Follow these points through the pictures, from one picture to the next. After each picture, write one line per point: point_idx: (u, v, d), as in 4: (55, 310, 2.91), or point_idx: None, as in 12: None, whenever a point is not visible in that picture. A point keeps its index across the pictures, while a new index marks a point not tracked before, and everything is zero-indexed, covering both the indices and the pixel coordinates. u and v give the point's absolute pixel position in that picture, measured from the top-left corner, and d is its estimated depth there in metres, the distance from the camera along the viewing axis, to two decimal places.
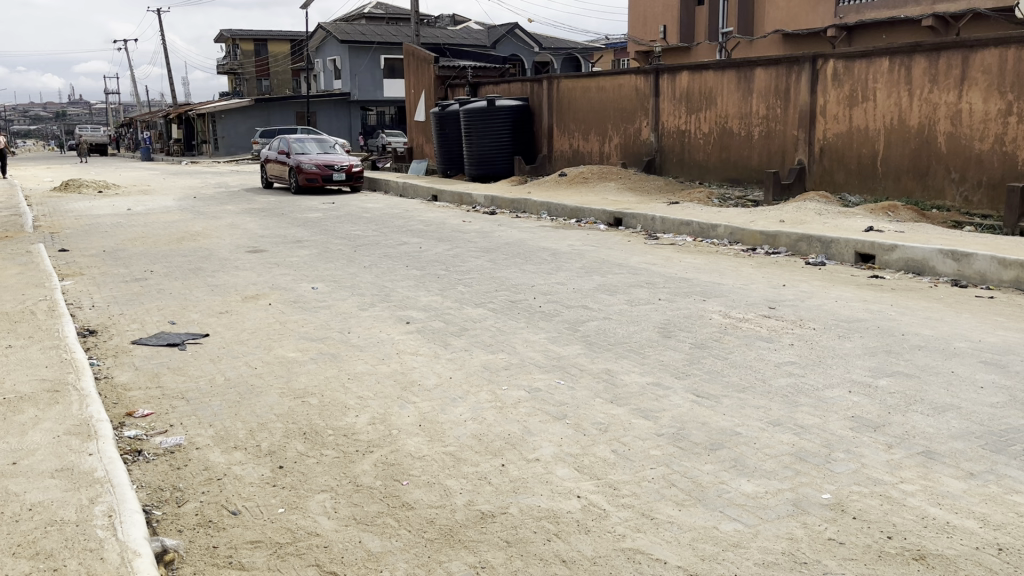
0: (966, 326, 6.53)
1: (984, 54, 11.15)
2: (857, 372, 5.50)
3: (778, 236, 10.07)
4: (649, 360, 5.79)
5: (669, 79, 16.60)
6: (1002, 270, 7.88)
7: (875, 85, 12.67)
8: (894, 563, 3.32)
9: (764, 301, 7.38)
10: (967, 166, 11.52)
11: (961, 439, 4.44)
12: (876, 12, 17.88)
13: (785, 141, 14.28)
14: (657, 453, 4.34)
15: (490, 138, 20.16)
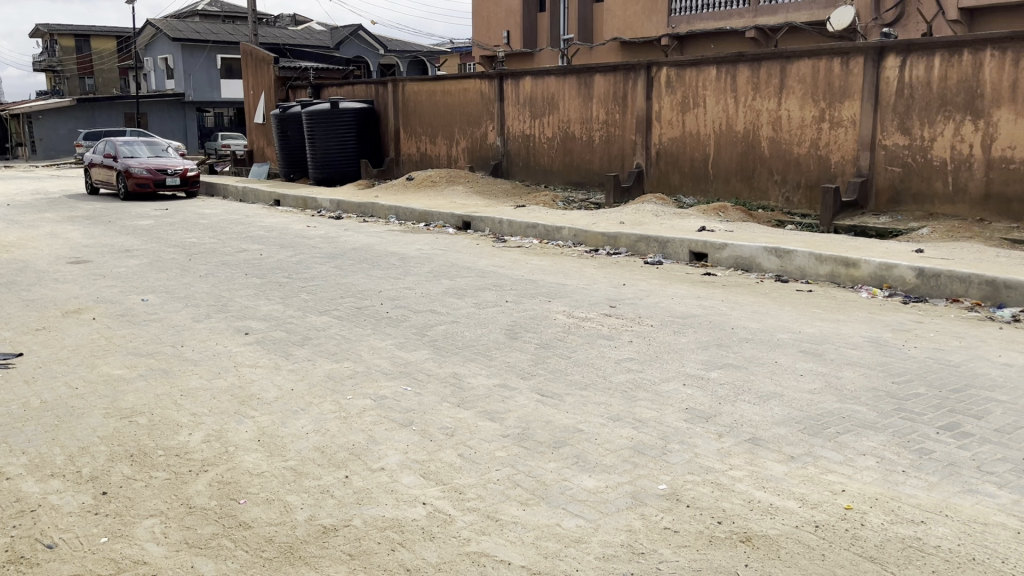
0: (788, 318, 7.00)
1: (799, 64, 11.99)
2: (691, 366, 5.77)
3: (619, 237, 10.43)
4: (496, 361, 5.85)
5: (513, 83, 16.87)
6: (819, 265, 8.51)
7: (705, 92, 13.35)
8: (723, 546, 3.50)
9: (606, 300, 7.61)
10: (788, 169, 12.36)
11: (783, 425, 4.74)
12: (704, 22, 18.75)
13: (623, 145, 14.82)
14: (502, 454, 4.37)
15: (335, 140, 19.76)
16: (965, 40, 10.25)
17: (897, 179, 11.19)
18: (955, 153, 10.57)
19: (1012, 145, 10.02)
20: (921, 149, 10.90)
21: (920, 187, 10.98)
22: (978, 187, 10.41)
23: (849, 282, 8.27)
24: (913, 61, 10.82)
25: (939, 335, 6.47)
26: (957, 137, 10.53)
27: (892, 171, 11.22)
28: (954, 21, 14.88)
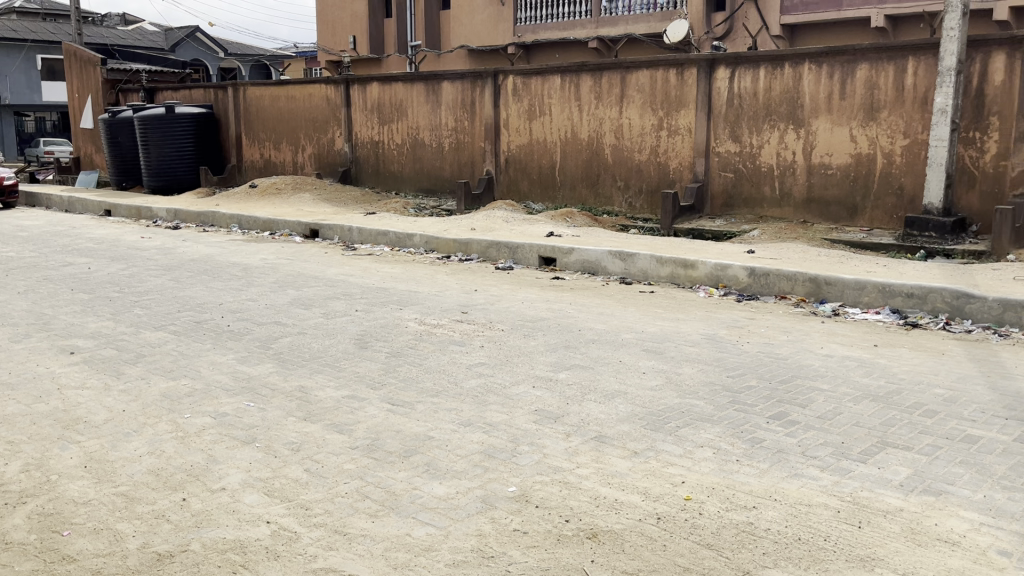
0: (632, 318, 7.26)
1: (638, 75, 12.49)
2: (540, 368, 5.87)
3: (470, 243, 10.49)
4: (345, 372, 5.73)
5: (360, 89, 16.65)
6: (660, 267, 8.88)
7: (550, 100, 13.66)
8: (570, 544, 3.57)
9: (457, 306, 7.62)
10: (630, 175, 12.84)
11: (627, 422, 4.90)
12: (548, 32, 19.14)
13: (473, 152, 14.93)
14: (350, 467, 4.28)
15: (171, 146, 18.82)
16: (787, 54, 11.00)
17: (730, 183, 11.87)
18: (780, 160, 11.32)
19: (829, 152, 10.85)
20: (751, 156, 11.61)
21: (750, 192, 11.69)
22: (801, 191, 11.19)
23: (688, 282, 8.68)
24: (741, 73, 11.51)
25: (769, 330, 6.89)
26: (781, 145, 11.28)
27: (725, 176, 11.89)
28: (776, 37, 15.97)
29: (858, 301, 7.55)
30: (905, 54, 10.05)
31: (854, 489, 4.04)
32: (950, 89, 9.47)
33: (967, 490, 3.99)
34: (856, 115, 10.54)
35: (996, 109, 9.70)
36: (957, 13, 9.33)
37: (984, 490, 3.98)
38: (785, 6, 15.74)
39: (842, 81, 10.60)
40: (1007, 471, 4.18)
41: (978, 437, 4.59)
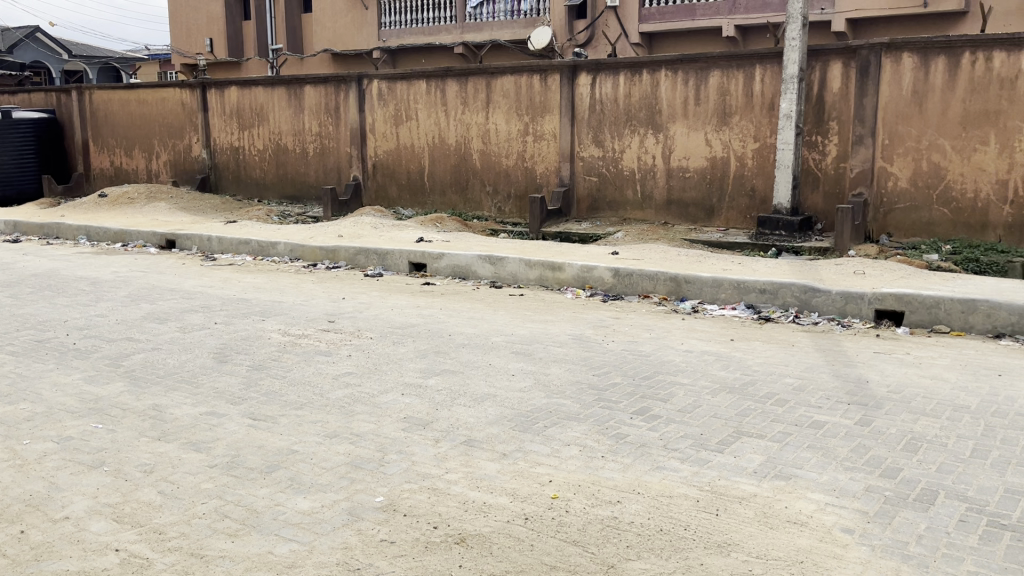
0: (502, 321, 7.31)
1: (503, 80, 12.61)
2: (409, 374, 5.81)
3: (337, 251, 10.29)
4: (203, 388, 5.48)
5: (218, 93, 16.06)
6: (529, 270, 8.98)
7: (416, 105, 13.60)
8: (438, 550, 3.54)
9: (324, 315, 7.45)
10: (498, 180, 12.96)
11: (496, 424, 4.91)
12: (414, 37, 19.07)
13: (338, 158, 14.68)
14: (208, 486, 4.10)
15: (10, 155, 17.58)
16: (645, 61, 11.38)
17: (594, 187, 12.17)
18: (641, 163, 11.69)
19: (686, 156, 11.30)
20: (613, 160, 11.94)
21: (614, 195, 12.02)
22: (661, 194, 11.60)
23: (556, 285, 8.83)
24: (602, 79, 11.82)
25: (633, 328, 7.09)
26: (642, 149, 11.65)
27: (590, 180, 12.18)
28: (636, 44, 16.53)
29: (716, 298, 7.89)
30: (753, 62, 10.59)
31: (712, 479, 4.20)
32: (794, 96, 10.04)
33: (814, 473, 4.22)
34: (710, 120, 11.02)
35: (835, 115, 10.38)
36: (798, 24, 9.90)
37: (829, 471, 4.23)
38: (643, 15, 16.28)
39: (696, 87, 11.06)
40: (849, 453, 4.45)
41: (825, 423, 4.87)
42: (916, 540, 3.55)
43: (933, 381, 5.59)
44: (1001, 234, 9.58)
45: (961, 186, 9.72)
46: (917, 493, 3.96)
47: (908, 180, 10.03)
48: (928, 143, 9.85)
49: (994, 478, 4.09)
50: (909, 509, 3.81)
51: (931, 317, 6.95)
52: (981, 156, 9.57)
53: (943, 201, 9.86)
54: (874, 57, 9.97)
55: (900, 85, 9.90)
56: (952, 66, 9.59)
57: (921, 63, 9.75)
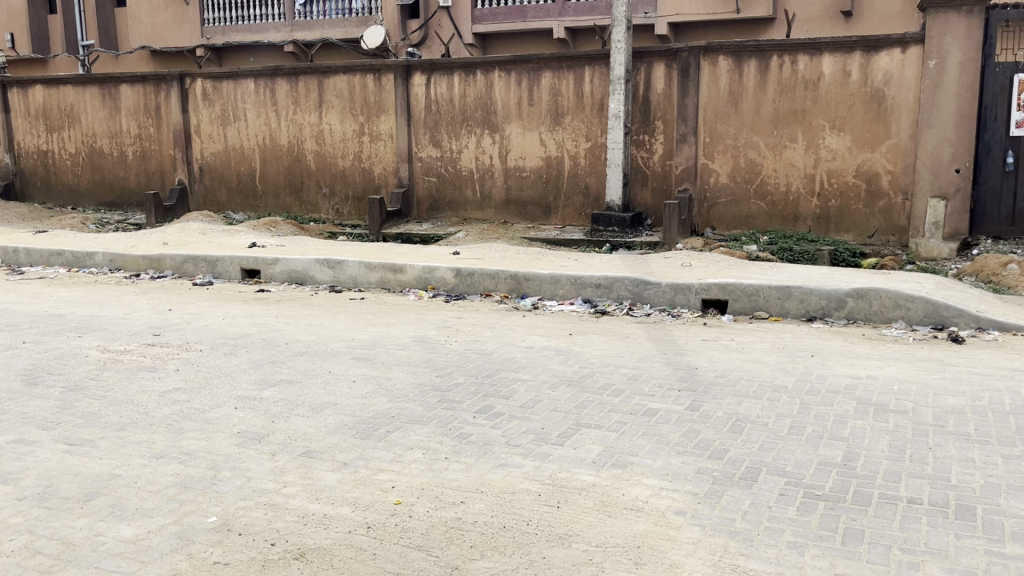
0: (342, 326, 7.15)
1: (335, 80, 12.35)
2: (242, 387, 5.56)
3: (162, 259, 9.74)
4: (10, 414, 5.02)
5: (20, 93, 14.81)
6: (369, 273, 8.84)
7: (244, 105, 13.07)
8: (276, 568, 3.40)
9: (148, 328, 7.01)
10: (334, 181, 12.70)
11: (336, 433, 4.78)
12: (240, 35, 18.34)
13: (161, 161, 13.90)
14: (16, 521, 3.75)
15: None
16: (478, 62, 11.46)
17: (434, 188, 12.16)
18: (478, 163, 11.79)
19: (522, 156, 11.49)
20: (451, 160, 11.97)
21: (453, 195, 12.06)
22: (500, 193, 11.74)
23: (397, 287, 8.74)
24: (436, 79, 11.81)
25: (475, 327, 7.12)
26: (479, 149, 11.75)
27: (429, 181, 12.16)
28: (469, 45, 16.67)
29: (555, 294, 8.06)
30: (581, 64, 10.90)
31: (553, 472, 4.27)
32: (622, 96, 10.41)
33: (649, 459, 4.38)
34: (543, 120, 11.26)
35: (660, 115, 10.87)
36: (622, 27, 10.28)
37: (663, 457, 4.40)
38: (475, 16, 16.41)
39: (529, 87, 11.26)
40: (681, 437, 4.66)
41: (658, 410, 5.07)
42: (741, 516, 3.76)
43: (755, 364, 5.96)
44: (810, 224, 10.36)
45: (775, 181, 10.43)
46: (742, 471, 4.20)
47: (728, 176, 10.65)
48: (744, 141, 10.49)
49: (809, 452, 4.40)
50: (734, 487, 4.04)
51: (751, 304, 7.40)
52: (790, 153, 10.30)
53: (759, 194, 10.55)
54: (694, 60, 10.52)
55: (717, 86, 10.48)
56: (762, 69, 10.25)
57: (736, 65, 10.37)
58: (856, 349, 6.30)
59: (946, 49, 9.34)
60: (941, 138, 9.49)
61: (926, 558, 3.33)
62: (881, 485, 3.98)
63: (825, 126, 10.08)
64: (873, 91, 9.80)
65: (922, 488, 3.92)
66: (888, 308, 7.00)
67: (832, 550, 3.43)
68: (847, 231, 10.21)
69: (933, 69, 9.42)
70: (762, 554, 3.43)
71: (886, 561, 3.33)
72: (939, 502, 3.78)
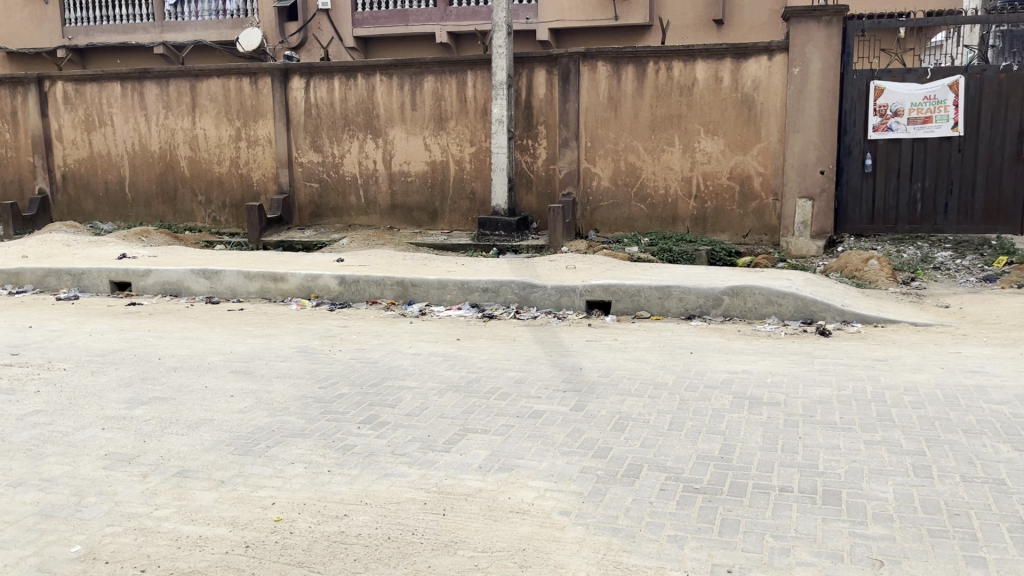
0: (220, 339, 6.89)
1: (209, 83, 11.92)
2: (111, 406, 5.27)
3: (22, 274, 9.16)
4: None
5: None
6: (248, 282, 8.56)
7: (111, 109, 12.45)
8: None
9: (5, 348, 6.56)
10: (211, 189, 12.26)
11: (213, 451, 4.60)
12: (107, 36, 17.47)
13: (20, 168, 13.08)
14: None
15: None
16: (358, 66, 11.30)
17: (316, 194, 11.91)
18: (362, 169, 11.63)
19: (406, 161, 11.41)
20: (333, 165, 11.75)
21: (336, 201, 11.85)
22: (384, 199, 11.62)
23: (278, 296, 8.50)
24: (315, 83, 11.57)
25: (360, 336, 7.00)
26: (361, 154, 11.59)
27: (310, 187, 11.91)
28: (351, 49, 16.45)
29: (441, 299, 8.02)
30: (463, 69, 10.90)
31: (439, 479, 4.23)
32: (505, 101, 10.47)
33: (535, 461, 4.40)
34: (426, 125, 11.21)
35: (542, 119, 11.00)
36: (503, 33, 10.33)
37: (548, 458, 4.44)
38: (356, 19, 16.19)
39: (411, 92, 11.18)
40: (566, 437, 4.71)
41: (543, 412, 5.11)
42: (624, 513, 3.82)
43: (637, 363, 6.09)
44: (689, 225, 10.71)
45: (654, 184, 10.73)
46: (625, 468, 4.28)
47: (609, 179, 10.88)
48: (624, 145, 10.74)
49: (688, 446, 4.52)
50: (617, 484, 4.11)
51: (634, 304, 7.58)
52: (668, 156, 10.62)
53: (640, 197, 10.82)
54: (573, 65, 10.68)
55: (597, 92, 10.69)
56: (639, 74, 10.53)
57: (614, 71, 10.61)
58: (732, 344, 6.55)
59: (808, 56, 9.83)
60: (806, 141, 9.99)
61: (796, 543, 3.48)
62: (756, 475, 4.14)
63: (700, 130, 10.44)
64: (744, 96, 10.22)
65: (793, 476, 4.09)
66: (761, 304, 7.29)
67: (709, 541, 3.53)
68: (723, 231, 10.61)
69: (798, 76, 9.89)
70: (644, 549, 3.50)
71: (760, 548, 3.45)
72: (808, 488, 3.96)
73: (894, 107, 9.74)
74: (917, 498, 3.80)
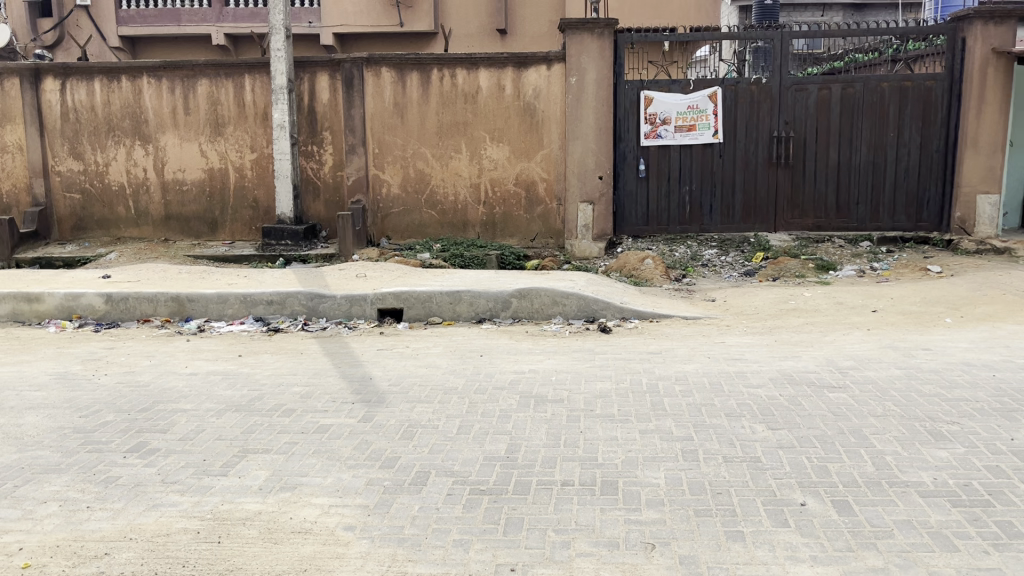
0: None
1: None
2: None
3: None
4: None
5: None
6: None
7: None
8: None
9: None
10: None
11: None
12: None
13: None
14: None
15: None
16: (121, 67, 10.53)
17: (78, 206, 10.98)
18: (130, 178, 10.85)
19: (181, 168, 10.76)
20: (97, 174, 10.88)
21: (102, 213, 10.97)
22: (158, 210, 10.91)
23: (34, 318, 7.71)
24: (73, 85, 10.64)
25: (129, 358, 6.49)
26: (129, 162, 10.81)
27: (71, 198, 10.95)
28: (116, 49, 15.32)
29: (222, 314, 7.61)
30: (240, 72, 10.43)
31: (214, 505, 3.98)
32: (286, 106, 10.11)
33: (319, 477, 4.26)
34: (202, 131, 10.63)
35: (327, 125, 10.77)
36: (281, 36, 9.98)
37: (334, 473, 4.30)
38: (120, 17, 15.09)
39: (184, 95, 10.56)
40: (352, 450, 4.59)
41: (329, 426, 4.96)
42: (410, 522, 3.77)
43: (427, 369, 6.08)
44: (479, 231, 10.90)
45: (443, 190, 10.81)
46: (412, 477, 4.23)
47: (399, 186, 10.83)
48: (411, 152, 10.73)
49: (475, 449, 4.55)
50: (404, 494, 4.05)
51: (425, 310, 7.57)
52: (456, 163, 10.73)
53: (430, 203, 10.86)
54: (357, 71, 10.52)
55: (382, 98, 10.60)
56: (424, 81, 10.55)
57: (399, 78, 10.56)
58: (520, 346, 6.69)
59: (584, 66, 10.26)
60: (586, 148, 10.43)
61: (576, 536, 3.58)
62: (539, 472, 4.23)
63: (486, 137, 10.65)
64: (526, 104, 10.53)
65: (574, 470, 4.23)
66: (548, 305, 7.52)
67: (493, 542, 3.56)
68: (512, 235, 10.87)
69: (575, 85, 10.31)
70: (429, 556, 3.47)
71: (542, 543, 3.53)
72: (588, 481, 4.10)
73: (663, 115, 10.45)
74: (685, 481, 4.04)
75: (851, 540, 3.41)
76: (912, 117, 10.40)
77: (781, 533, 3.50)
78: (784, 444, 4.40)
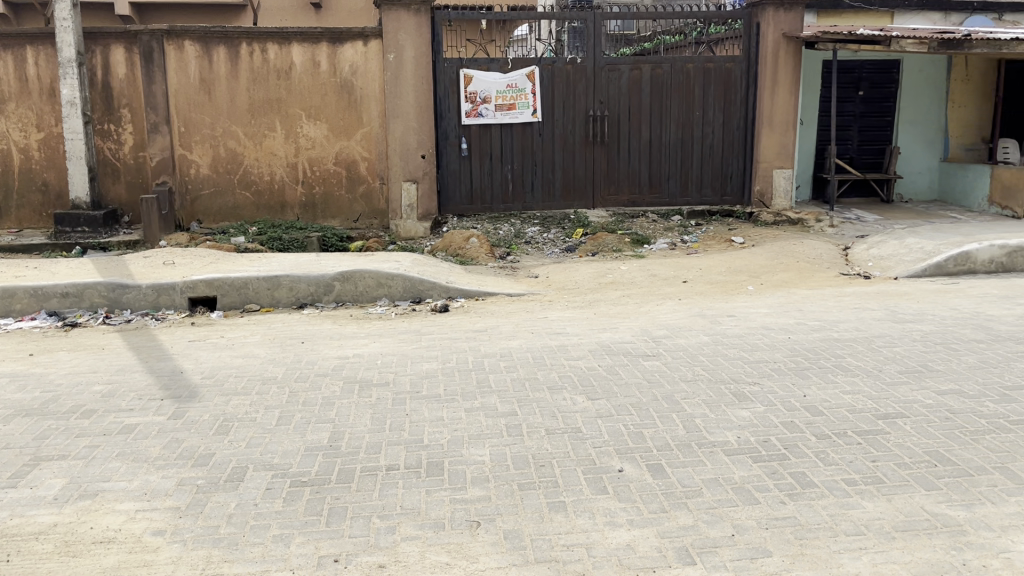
0: None
1: None
2: None
3: None
4: None
5: None
6: None
7: None
8: None
9: None
10: None
11: None
12: None
13: None
14: None
15: None
16: None
17: None
18: None
19: None
20: None
21: None
22: None
23: None
24: None
25: None
26: None
27: None
28: None
29: (10, 310, 6.92)
30: (21, 43, 9.49)
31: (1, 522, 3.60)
32: (76, 81, 9.30)
33: (124, 482, 3.96)
34: None
35: (125, 102, 10.04)
36: (67, 4, 9.15)
37: (141, 476, 4.01)
38: None
39: None
40: (161, 450, 4.30)
41: (135, 426, 4.62)
42: (226, 521, 3.58)
43: (244, 359, 5.81)
44: (298, 212, 10.53)
45: (258, 170, 10.34)
46: (227, 474, 4.02)
47: (209, 167, 10.26)
48: (221, 131, 10.18)
49: (296, 440, 4.39)
50: (220, 492, 3.84)
51: (241, 297, 7.23)
52: (270, 142, 10.29)
53: (244, 184, 10.36)
54: (156, 44, 9.83)
55: (186, 73, 9.97)
56: (232, 56, 10.01)
57: (204, 52, 9.96)
58: (344, 330, 6.54)
59: (401, 43, 10.10)
60: (406, 126, 10.30)
61: (401, 520, 3.53)
62: (363, 459, 4.14)
63: (302, 115, 10.27)
64: (342, 81, 10.24)
65: (399, 454, 4.18)
66: (372, 287, 7.39)
67: (315, 534, 3.45)
68: (334, 216, 10.59)
69: (392, 62, 10.13)
70: (247, 555, 3.31)
71: (366, 531, 3.45)
72: (414, 463, 4.06)
73: (482, 94, 10.49)
74: (509, 456, 4.09)
75: (664, 502, 3.57)
76: (715, 96, 11.01)
77: (601, 500, 3.61)
78: (603, 414, 4.55)
